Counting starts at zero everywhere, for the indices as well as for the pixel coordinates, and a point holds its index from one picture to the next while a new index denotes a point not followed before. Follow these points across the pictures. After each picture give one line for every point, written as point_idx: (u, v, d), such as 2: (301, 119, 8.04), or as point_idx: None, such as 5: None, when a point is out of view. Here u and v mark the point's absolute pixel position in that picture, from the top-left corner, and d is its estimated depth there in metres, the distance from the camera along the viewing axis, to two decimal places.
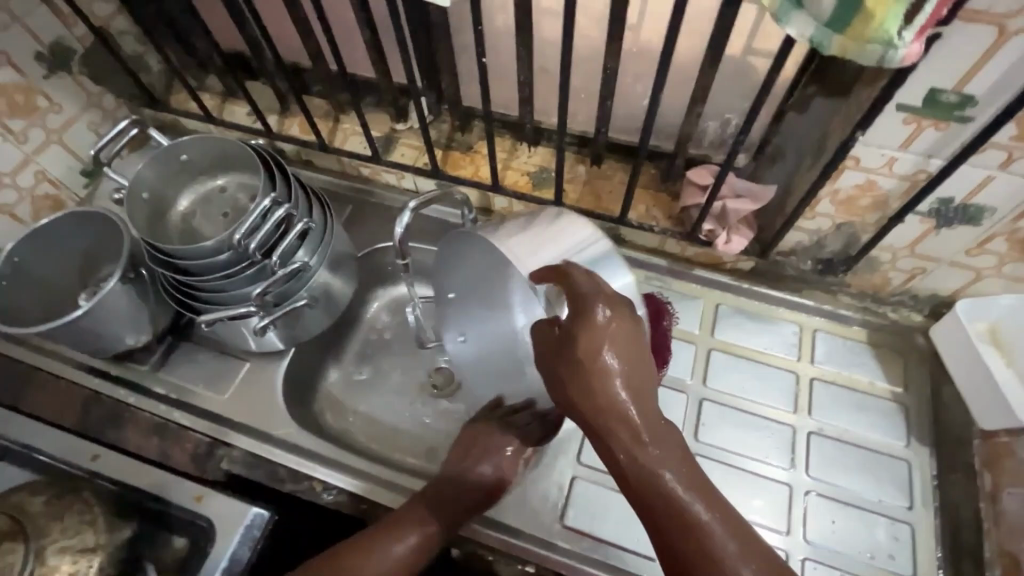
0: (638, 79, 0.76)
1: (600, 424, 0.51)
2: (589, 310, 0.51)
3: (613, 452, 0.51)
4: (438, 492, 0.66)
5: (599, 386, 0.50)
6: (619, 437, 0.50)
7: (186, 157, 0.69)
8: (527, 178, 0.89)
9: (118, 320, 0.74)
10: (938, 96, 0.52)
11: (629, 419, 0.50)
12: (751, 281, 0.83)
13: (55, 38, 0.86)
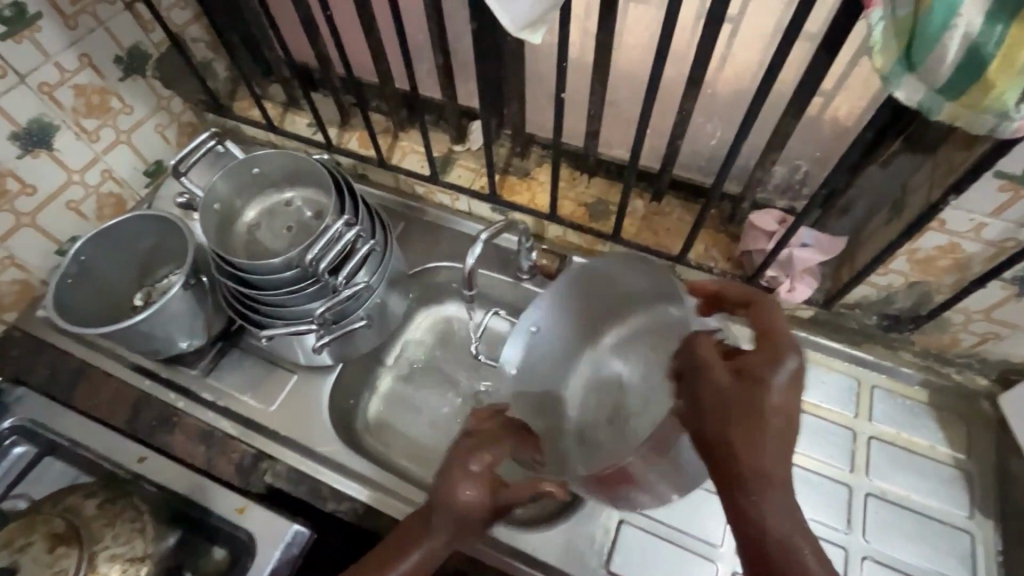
0: (710, 119, 0.75)
1: (756, 481, 0.43)
2: (787, 351, 0.46)
3: (762, 519, 0.42)
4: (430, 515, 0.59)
5: (751, 428, 0.43)
6: (764, 488, 0.42)
7: (258, 170, 0.70)
8: (584, 208, 0.88)
9: (179, 324, 0.75)
10: None
11: (779, 477, 0.42)
12: (810, 330, 0.81)
13: (133, 43, 0.87)
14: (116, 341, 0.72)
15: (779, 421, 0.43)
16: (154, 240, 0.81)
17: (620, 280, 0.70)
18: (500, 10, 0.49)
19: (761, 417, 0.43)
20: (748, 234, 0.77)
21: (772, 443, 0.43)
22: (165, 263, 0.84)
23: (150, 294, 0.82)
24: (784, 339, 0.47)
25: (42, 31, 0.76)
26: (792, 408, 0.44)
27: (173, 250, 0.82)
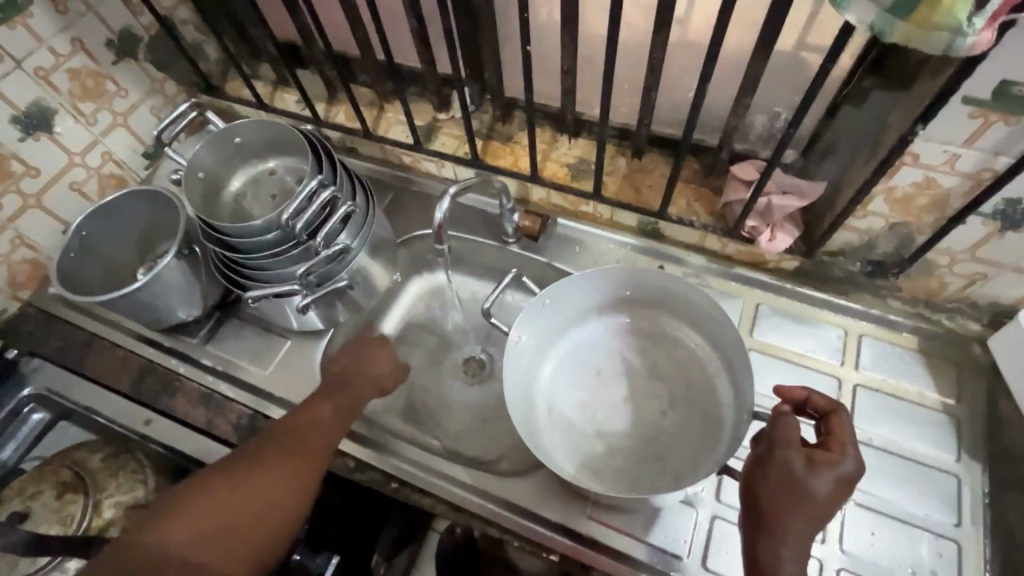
0: (685, 70, 0.74)
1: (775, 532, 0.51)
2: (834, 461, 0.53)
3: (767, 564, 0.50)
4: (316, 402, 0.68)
5: (793, 512, 0.51)
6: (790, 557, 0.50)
7: (240, 140, 0.73)
8: (566, 169, 0.88)
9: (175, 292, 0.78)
10: (1009, 89, 0.49)
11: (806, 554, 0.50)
12: (795, 281, 0.81)
13: (123, 26, 0.90)
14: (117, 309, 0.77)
15: (812, 509, 0.51)
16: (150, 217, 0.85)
17: (679, 297, 0.72)
18: None
19: (801, 507, 0.51)
20: (728, 186, 0.77)
21: (797, 519, 0.51)
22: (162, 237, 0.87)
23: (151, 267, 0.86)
24: (847, 460, 0.53)
25: (34, 17, 0.79)
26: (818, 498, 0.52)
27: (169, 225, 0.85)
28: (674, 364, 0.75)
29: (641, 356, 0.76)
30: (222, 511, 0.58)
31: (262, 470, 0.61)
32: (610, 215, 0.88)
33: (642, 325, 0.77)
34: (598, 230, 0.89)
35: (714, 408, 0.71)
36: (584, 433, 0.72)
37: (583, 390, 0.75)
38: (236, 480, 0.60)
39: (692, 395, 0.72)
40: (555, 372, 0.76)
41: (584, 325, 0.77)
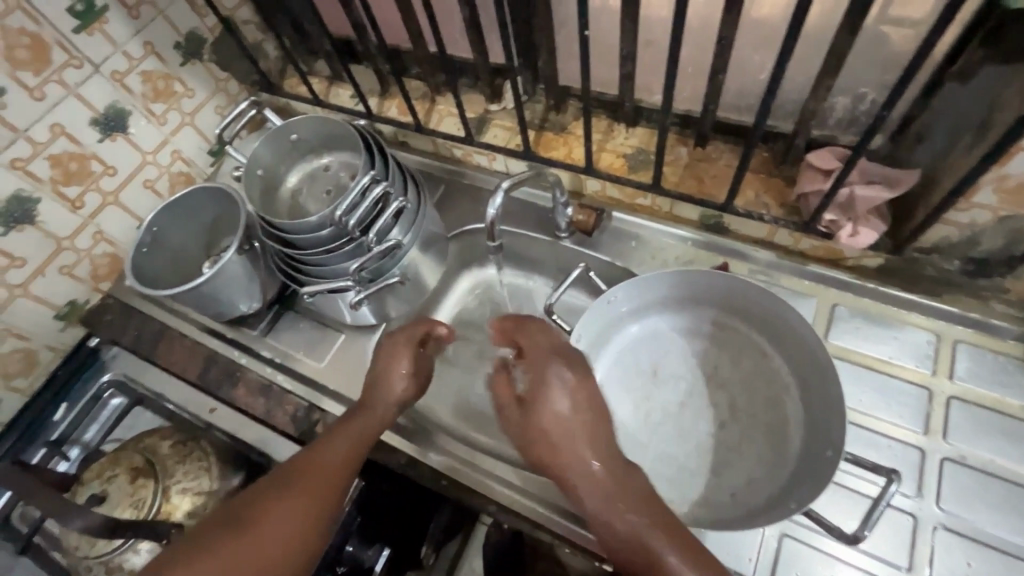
0: (757, 51, 0.69)
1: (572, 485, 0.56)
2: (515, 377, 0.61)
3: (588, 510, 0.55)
4: (339, 436, 0.66)
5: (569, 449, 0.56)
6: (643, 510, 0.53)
7: (296, 136, 0.74)
8: (622, 160, 0.84)
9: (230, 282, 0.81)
10: None
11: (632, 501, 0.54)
12: (878, 281, 0.73)
13: (190, 29, 0.94)
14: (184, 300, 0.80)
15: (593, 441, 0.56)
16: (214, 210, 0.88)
17: (754, 304, 0.67)
18: None
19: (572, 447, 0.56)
20: (803, 176, 0.71)
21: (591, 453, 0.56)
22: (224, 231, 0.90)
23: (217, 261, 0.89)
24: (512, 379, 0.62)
25: (111, 23, 0.83)
26: (576, 426, 0.57)
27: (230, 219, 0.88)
28: (742, 377, 0.69)
29: (701, 362, 0.71)
30: (252, 554, 0.56)
31: (286, 509, 0.59)
32: (669, 208, 0.83)
33: (707, 332, 0.72)
34: (657, 223, 0.84)
35: (781, 425, 0.65)
36: (636, 437, 0.69)
37: (636, 392, 0.71)
38: (261, 522, 0.58)
39: (758, 409, 0.67)
40: (615, 367, 0.73)
41: (649, 324, 0.74)
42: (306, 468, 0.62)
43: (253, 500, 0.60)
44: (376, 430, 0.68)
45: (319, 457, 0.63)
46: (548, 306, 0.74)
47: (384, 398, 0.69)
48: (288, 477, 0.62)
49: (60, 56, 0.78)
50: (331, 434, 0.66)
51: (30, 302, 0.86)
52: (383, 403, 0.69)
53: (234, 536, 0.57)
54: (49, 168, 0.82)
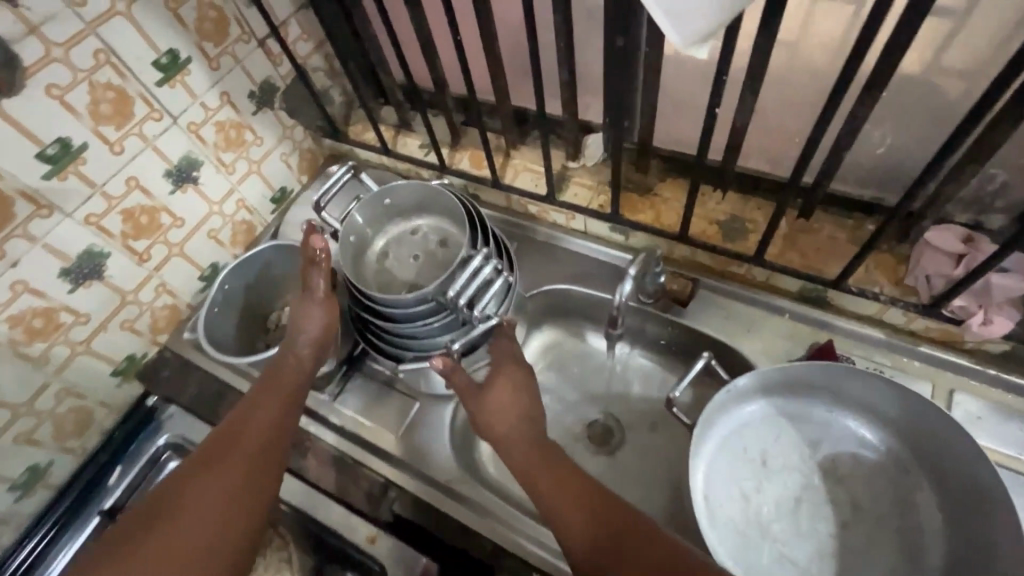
0: (880, 126, 0.65)
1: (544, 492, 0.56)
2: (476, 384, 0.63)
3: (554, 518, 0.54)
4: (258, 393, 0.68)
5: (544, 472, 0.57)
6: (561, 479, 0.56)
7: (390, 201, 0.71)
8: (715, 226, 0.81)
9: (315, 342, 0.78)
10: None
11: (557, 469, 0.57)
12: (999, 367, 0.69)
13: (264, 77, 0.91)
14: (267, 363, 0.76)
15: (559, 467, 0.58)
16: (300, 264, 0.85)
17: (875, 398, 0.63)
18: (670, 27, 0.45)
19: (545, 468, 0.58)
20: (925, 256, 0.67)
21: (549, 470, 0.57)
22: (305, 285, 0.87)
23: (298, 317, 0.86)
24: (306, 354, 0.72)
25: (192, 75, 0.80)
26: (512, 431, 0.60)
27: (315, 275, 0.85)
28: (860, 471, 0.64)
29: (815, 452, 0.66)
30: (189, 512, 0.57)
31: (214, 470, 0.60)
32: (766, 279, 0.79)
33: (818, 418, 0.67)
34: (751, 294, 0.80)
35: (914, 528, 0.61)
36: (750, 536, 0.64)
37: (746, 484, 0.66)
38: (192, 486, 0.59)
39: (883, 507, 0.62)
40: (720, 456, 0.68)
41: (755, 409, 0.69)
42: (233, 429, 0.64)
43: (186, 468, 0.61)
44: (295, 382, 0.70)
45: (249, 427, 0.64)
46: (670, 398, 0.69)
47: (294, 357, 0.71)
48: (221, 447, 0.62)
49: (141, 109, 0.76)
50: (259, 400, 0.67)
51: (89, 359, 0.82)
52: (294, 349, 0.71)
53: (163, 512, 0.57)
54: (120, 222, 0.79)
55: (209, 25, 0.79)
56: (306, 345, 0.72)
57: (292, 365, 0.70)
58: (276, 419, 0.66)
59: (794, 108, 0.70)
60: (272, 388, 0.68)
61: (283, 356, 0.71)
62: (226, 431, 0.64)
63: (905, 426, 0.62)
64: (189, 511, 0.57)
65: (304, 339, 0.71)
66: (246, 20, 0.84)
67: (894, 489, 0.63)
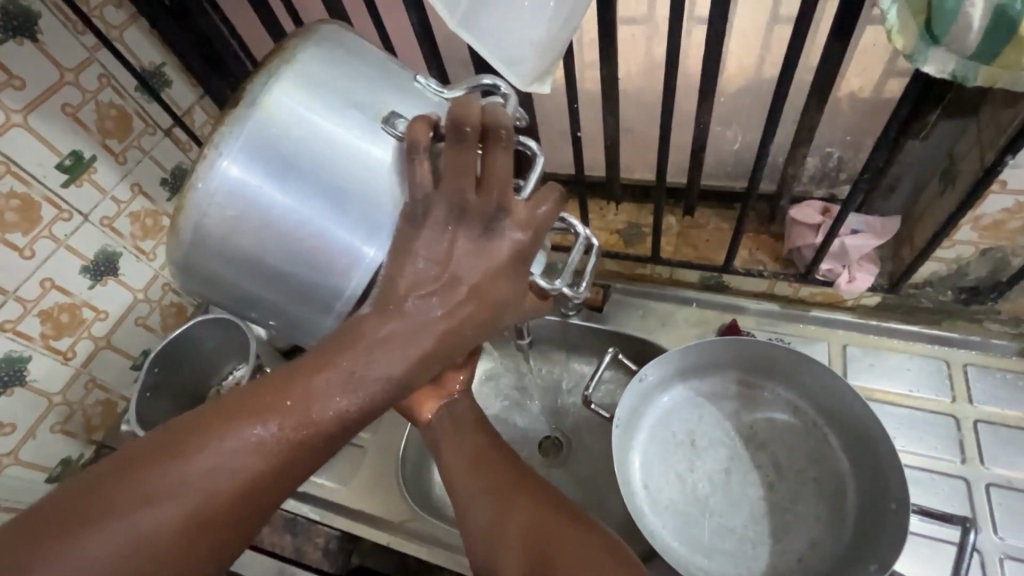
0: (728, 124, 0.76)
1: (497, 488, 0.56)
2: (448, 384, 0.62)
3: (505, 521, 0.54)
4: (303, 402, 0.42)
5: (497, 487, 0.56)
6: (506, 478, 0.57)
7: (362, 58, 0.46)
8: (616, 235, 0.88)
9: (219, 232, 0.43)
10: None
11: (488, 465, 0.58)
12: (880, 317, 0.77)
13: (175, 164, 0.93)
14: (215, 264, 0.45)
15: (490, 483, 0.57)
16: (317, 82, 0.43)
17: (780, 364, 0.69)
18: (506, 70, 0.51)
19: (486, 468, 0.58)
20: (793, 231, 0.76)
21: (493, 479, 0.57)
22: (245, 90, 0.43)
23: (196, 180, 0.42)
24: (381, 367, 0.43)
25: (98, 172, 0.83)
26: (473, 441, 0.60)
27: (320, 137, 0.42)
28: (777, 434, 0.70)
29: (733, 421, 0.71)
30: (163, 525, 0.39)
31: (206, 489, 0.40)
32: (670, 274, 0.86)
33: (730, 392, 0.73)
34: (658, 290, 0.86)
35: (831, 475, 0.66)
36: (689, 514, 0.67)
37: (679, 464, 0.70)
38: (177, 491, 0.40)
39: (802, 464, 0.68)
40: (650, 443, 0.72)
41: (674, 394, 0.73)
42: (260, 442, 0.42)
43: (174, 426, 0.42)
44: (366, 398, 0.44)
45: (256, 432, 0.42)
46: (585, 395, 0.72)
47: (361, 374, 0.43)
48: (231, 427, 0.41)
49: (49, 212, 0.78)
50: (297, 420, 0.42)
51: (20, 469, 0.81)
52: (364, 364, 0.43)
53: (131, 495, 0.39)
54: (39, 323, 0.79)
55: (110, 122, 0.83)
56: (376, 373, 0.43)
57: (339, 411, 0.43)
58: (293, 458, 0.43)
59: (659, 121, 0.79)
60: (321, 408, 0.43)
61: (355, 367, 0.43)
62: (242, 431, 0.42)
63: (800, 385, 0.69)
64: (160, 533, 0.39)
65: (374, 368, 0.43)
66: (148, 114, 0.87)
67: (806, 445, 0.69)
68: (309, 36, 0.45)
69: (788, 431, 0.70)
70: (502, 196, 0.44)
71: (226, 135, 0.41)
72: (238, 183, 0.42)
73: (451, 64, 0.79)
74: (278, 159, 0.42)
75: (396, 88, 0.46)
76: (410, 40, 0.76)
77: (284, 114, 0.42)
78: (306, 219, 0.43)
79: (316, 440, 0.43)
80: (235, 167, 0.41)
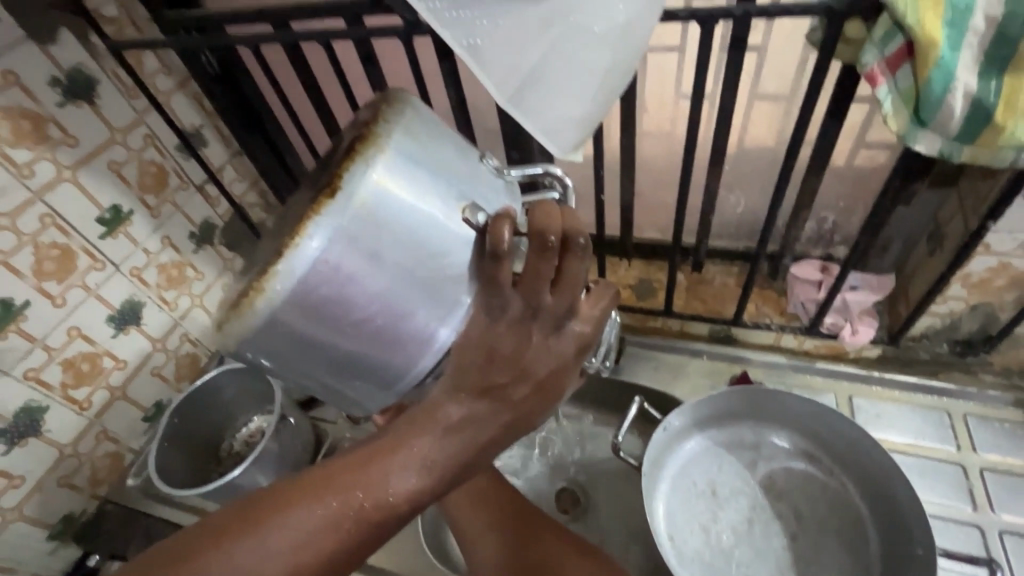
0: (732, 190, 0.83)
1: (498, 530, 0.63)
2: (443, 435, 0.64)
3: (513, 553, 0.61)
4: (379, 481, 0.44)
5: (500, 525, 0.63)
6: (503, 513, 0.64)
7: (437, 138, 0.44)
8: (629, 290, 0.94)
9: (294, 320, 0.40)
10: None
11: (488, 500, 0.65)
12: (881, 368, 0.81)
13: (204, 218, 0.96)
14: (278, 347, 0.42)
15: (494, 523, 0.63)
16: (413, 174, 0.41)
17: (793, 416, 0.73)
18: (549, 141, 0.56)
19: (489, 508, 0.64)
20: (796, 287, 0.83)
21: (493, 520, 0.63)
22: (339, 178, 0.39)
23: (283, 269, 0.39)
24: (453, 444, 0.45)
25: (134, 225, 0.86)
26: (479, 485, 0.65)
27: (413, 234, 0.41)
28: (796, 485, 0.72)
29: (753, 472, 0.73)
30: None
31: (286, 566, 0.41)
32: (681, 326, 0.90)
33: (743, 443, 0.75)
34: (669, 342, 0.90)
35: (851, 524, 0.68)
36: (715, 567, 0.68)
37: (702, 515, 0.71)
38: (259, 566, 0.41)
39: (822, 513, 0.70)
40: (673, 493, 0.73)
41: (695, 443, 0.76)
42: (335, 519, 0.43)
43: (243, 503, 0.44)
44: (438, 477, 0.45)
45: (323, 509, 0.42)
46: (614, 444, 0.73)
47: (434, 453, 0.45)
48: (309, 503, 0.43)
49: (84, 262, 0.80)
50: (375, 499, 0.43)
51: (21, 525, 0.78)
52: (438, 439, 0.45)
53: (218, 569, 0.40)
54: (61, 372, 0.79)
55: (149, 179, 0.87)
56: (446, 449, 0.45)
57: (412, 491, 0.44)
58: (364, 536, 0.43)
59: (668, 186, 0.85)
60: (390, 488, 0.44)
61: (428, 446, 0.45)
62: (321, 508, 0.43)
63: (814, 434, 0.72)
64: None
65: (443, 444, 0.45)
66: (184, 171, 0.92)
67: (824, 493, 0.71)
68: (396, 120, 0.42)
69: (807, 481, 0.72)
70: (572, 298, 0.45)
71: (320, 224, 0.39)
72: (328, 274, 0.39)
73: (478, 132, 0.86)
74: (370, 251, 0.40)
75: (479, 175, 0.45)
76: (443, 111, 0.83)
77: (376, 208, 0.39)
78: (390, 312, 0.42)
79: (384, 518, 0.44)
80: (330, 258, 0.39)
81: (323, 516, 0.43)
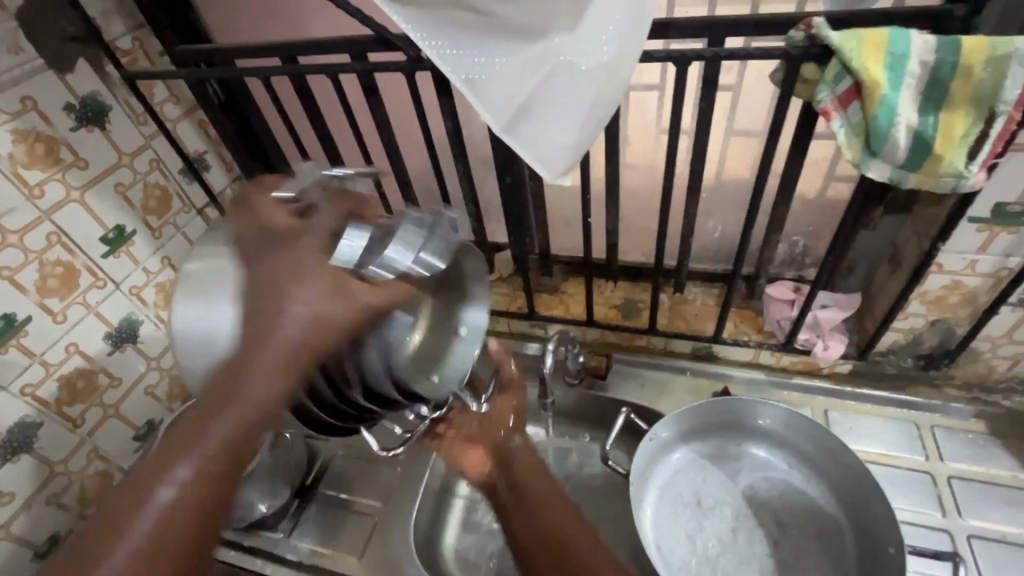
0: (710, 216, 0.89)
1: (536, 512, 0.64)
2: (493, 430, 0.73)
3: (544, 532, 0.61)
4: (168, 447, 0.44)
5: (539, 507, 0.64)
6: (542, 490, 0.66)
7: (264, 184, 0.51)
8: (615, 309, 0.98)
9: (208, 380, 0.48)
10: (1005, 208, 0.60)
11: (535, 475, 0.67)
12: (853, 383, 0.86)
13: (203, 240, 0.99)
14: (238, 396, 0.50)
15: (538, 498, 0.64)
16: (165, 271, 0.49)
17: (770, 424, 0.76)
18: (540, 166, 0.61)
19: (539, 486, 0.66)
20: (771, 306, 0.88)
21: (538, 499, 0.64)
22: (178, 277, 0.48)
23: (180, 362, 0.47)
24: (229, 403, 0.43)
25: (135, 245, 0.88)
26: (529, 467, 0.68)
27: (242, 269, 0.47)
28: (778, 494, 0.75)
29: (737, 481, 0.76)
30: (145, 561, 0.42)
31: (167, 523, 0.43)
32: (665, 344, 0.94)
33: (728, 454, 0.78)
34: (654, 359, 0.94)
35: (830, 532, 0.71)
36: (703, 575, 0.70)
37: (689, 525, 0.73)
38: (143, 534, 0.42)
39: (803, 521, 0.72)
40: (661, 503, 0.75)
41: (682, 454, 0.79)
42: (193, 466, 0.43)
43: (110, 498, 0.44)
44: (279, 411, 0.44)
45: (183, 470, 0.43)
46: (603, 454, 0.76)
47: (240, 390, 0.43)
48: (161, 465, 0.43)
49: (86, 279, 0.82)
50: (182, 452, 0.44)
51: (6, 545, 0.77)
52: (242, 384, 0.43)
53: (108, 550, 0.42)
54: (56, 389, 0.80)
55: (153, 201, 0.90)
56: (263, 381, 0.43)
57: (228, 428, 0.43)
58: (225, 472, 0.44)
59: (650, 211, 0.91)
60: (213, 441, 0.44)
61: (198, 423, 0.44)
62: (174, 464, 0.43)
63: (794, 445, 0.76)
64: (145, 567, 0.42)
65: (256, 378, 0.43)
66: (186, 194, 0.95)
67: (806, 503, 0.74)
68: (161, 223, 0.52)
69: (790, 491, 0.75)
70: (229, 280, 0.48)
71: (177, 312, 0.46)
72: (189, 332, 0.46)
73: (472, 160, 0.91)
74: (205, 294, 0.46)
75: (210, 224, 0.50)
76: (439, 140, 0.88)
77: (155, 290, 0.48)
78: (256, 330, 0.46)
79: (241, 449, 0.44)
80: (188, 328, 0.46)
81: (185, 469, 0.43)
